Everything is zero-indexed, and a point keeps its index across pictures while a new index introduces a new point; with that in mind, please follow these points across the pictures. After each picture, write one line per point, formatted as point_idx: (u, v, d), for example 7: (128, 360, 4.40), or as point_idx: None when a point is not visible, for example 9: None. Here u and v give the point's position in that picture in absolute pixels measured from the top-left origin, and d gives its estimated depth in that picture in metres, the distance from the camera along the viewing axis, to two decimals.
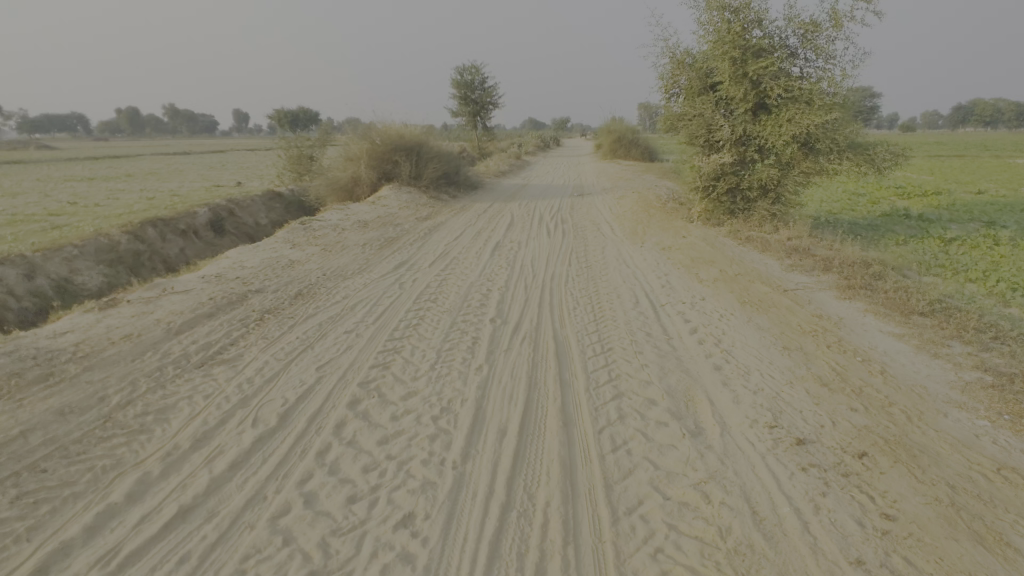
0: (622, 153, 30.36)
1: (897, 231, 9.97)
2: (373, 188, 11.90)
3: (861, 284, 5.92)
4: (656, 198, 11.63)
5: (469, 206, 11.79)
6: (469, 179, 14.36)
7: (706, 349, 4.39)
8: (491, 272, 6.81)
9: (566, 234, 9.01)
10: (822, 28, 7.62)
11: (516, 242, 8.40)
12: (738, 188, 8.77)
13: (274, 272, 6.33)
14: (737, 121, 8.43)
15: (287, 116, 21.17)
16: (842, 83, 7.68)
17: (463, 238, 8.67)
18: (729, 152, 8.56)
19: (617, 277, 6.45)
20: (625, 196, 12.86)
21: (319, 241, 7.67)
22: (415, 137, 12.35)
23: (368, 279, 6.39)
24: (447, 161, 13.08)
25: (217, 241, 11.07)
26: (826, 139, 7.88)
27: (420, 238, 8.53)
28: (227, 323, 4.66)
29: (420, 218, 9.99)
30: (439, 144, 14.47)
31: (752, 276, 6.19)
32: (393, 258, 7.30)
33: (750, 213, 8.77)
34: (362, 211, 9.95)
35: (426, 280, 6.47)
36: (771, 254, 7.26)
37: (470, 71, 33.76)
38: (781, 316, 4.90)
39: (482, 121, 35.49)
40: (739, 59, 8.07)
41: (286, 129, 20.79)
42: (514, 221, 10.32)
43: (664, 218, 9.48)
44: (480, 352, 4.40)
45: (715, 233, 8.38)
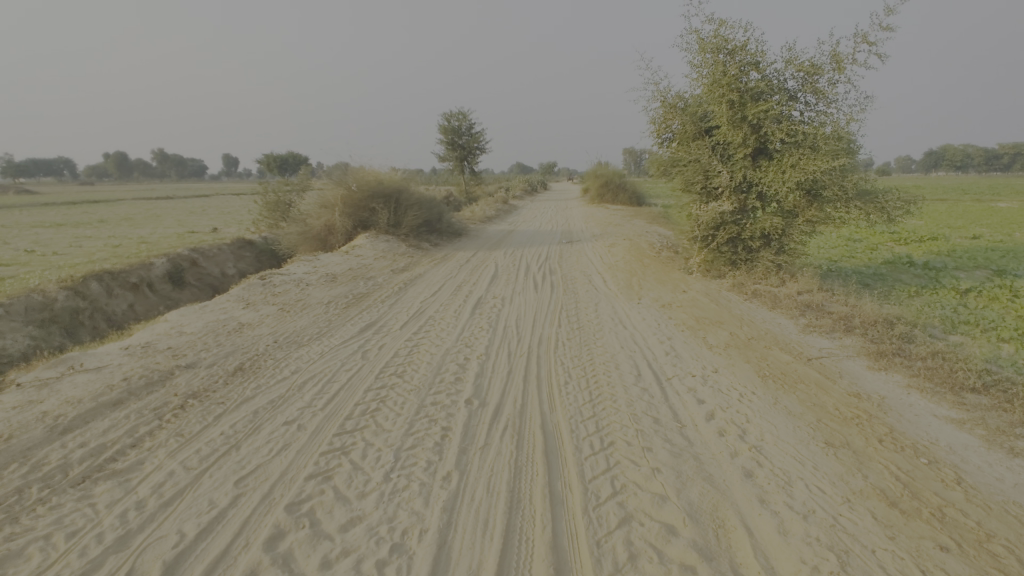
0: (610, 197, 30.23)
1: (906, 281, 9.37)
2: (348, 237, 11.18)
3: (892, 350, 5.17)
4: (650, 247, 11.00)
5: (451, 256, 11.06)
6: (452, 226, 13.72)
7: (731, 444, 3.52)
8: (470, 336, 5.97)
9: (555, 288, 8.26)
10: (822, 70, 7.20)
11: (500, 297, 7.63)
12: (740, 238, 8.15)
13: (217, 339, 5.46)
14: (736, 166, 7.90)
15: (276, 161, 20.89)
16: (847, 126, 7.19)
17: (442, 294, 7.87)
18: (729, 200, 7.98)
19: (614, 343, 5.64)
20: (617, 244, 12.24)
21: (277, 300, 6.82)
22: (394, 183, 11.73)
23: (326, 347, 5.51)
24: (428, 209, 12.45)
25: (174, 295, 10.20)
26: (833, 186, 7.33)
27: (394, 293, 7.73)
28: (132, 415, 3.74)
29: (397, 270, 9.22)
30: (421, 191, 13.89)
31: (768, 342, 5.40)
32: (359, 319, 6.46)
33: (754, 265, 8.11)
34: (333, 263, 9.17)
35: (394, 347, 5.61)
36: (783, 313, 6.52)
37: (458, 118, 33.98)
38: (812, 396, 4.10)
39: (469, 166, 35.48)
40: (736, 102, 7.60)
41: (275, 174, 20.39)
42: (498, 272, 9.59)
43: (660, 270, 8.79)
44: (449, 452, 3.49)
45: (717, 287, 7.66)
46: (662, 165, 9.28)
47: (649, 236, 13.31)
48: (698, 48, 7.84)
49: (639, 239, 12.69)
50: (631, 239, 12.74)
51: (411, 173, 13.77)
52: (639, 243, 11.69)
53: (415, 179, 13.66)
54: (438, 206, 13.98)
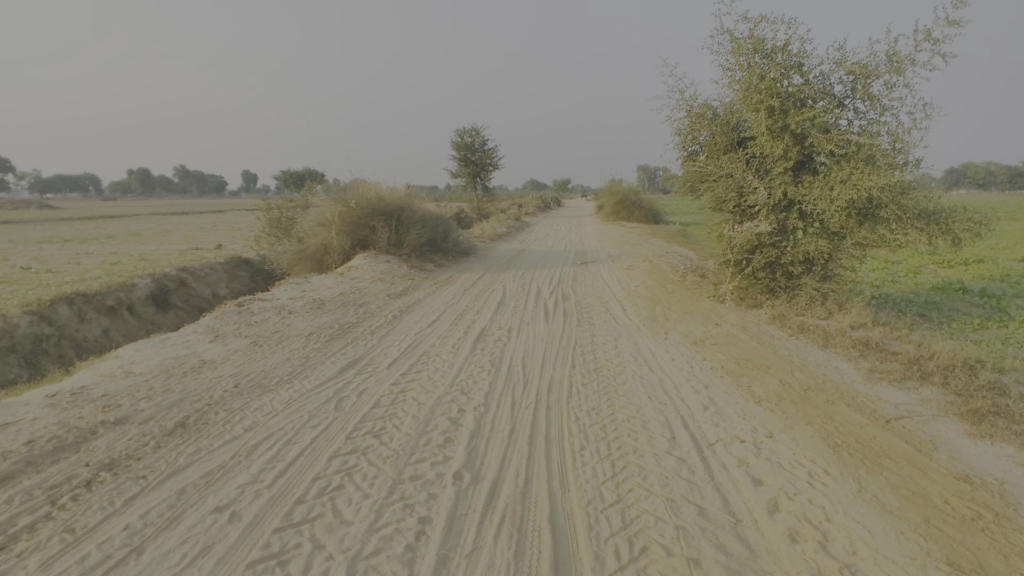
0: (626, 214, 29.33)
1: (965, 311, 8.29)
2: (346, 256, 10.40)
3: (989, 408, 4.16)
4: (673, 270, 10.03)
5: (456, 278, 10.20)
6: (458, 246, 12.89)
7: (812, 560, 2.56)
8: (468, 379, 5.06)
9: (568, 318, 7.34)
10: (877, 72, 6.28)
11: (505, 329, 6.73)
12: (779, 262, 7.19)
13: (168, 381, 4.62)
14: (775, 182, 6.97)
15: (292, 175, 20.53)
16: (907, 135, 6.24)
17: (440, 324, 6.99)
18: (767, 220, 7.04)
19: (639, 391, 4.70)
20: (636, 266, 11.28)
21: (251, 332, 5.99)
22: (396, 199, 10.95)
23: (295, 392, 4.64)
24: (432, 227, 11.66)
25: (157, 318, 9.48)
26: (890, 204, 6.37)
27: (387, 323, 6.87)
28: (15, 498, 2.87)
29: (394, 295, 8.38)
30: (427, 207, 13.11)
31: (828, 394, 4.42)
32: (341, 355, 5.60)
33: (795, 293, 7.14)
34: (324, 286, 8.36)
35: (375, 394, 4.72)
36: (838, 353, 5.52)
37: (470, 134, 33.52)
38: (907, 482, 3.13)
39: (481, 182, 34.89)
40: (777, 109, 6.69)
41: (292, 189, 19.98)
42: (505, 298, 8.71)
43: (687, 298, 7.84)
44: (423, 564, 2.58)
45: (754, 320, 6.68)
46: (688, 180, 8.37)
47: (670, 257, 12.33)
48: (733, 49, 6.96)
49: (660, 261, 11.71)
50: (651, 260, 11.76)
51: (416, 189, 13.01)
52: (661, 266, 10.73)
53: (420, 196, 12.89)
54: (444, 224, 13.16)
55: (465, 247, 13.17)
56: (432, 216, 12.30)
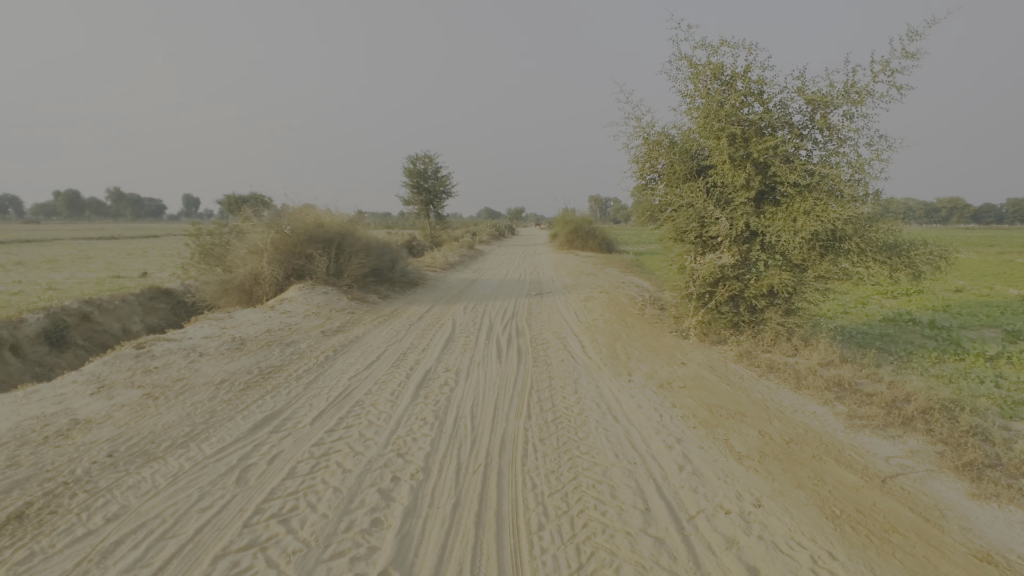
0: (580, 243, 29.36)
1: (921, 345, 8.23)
2: (278, 287, 9.46)
3: (985, 460, 3.78)
4: (632, 303, 9.63)
5: (402, 312, 9.42)
6: (405, 276, 12.12)
7: None
8: (406, 436, 4.32)
9: (523, 357, 6.71)
10: (836, 102, 6.15)
11: (453, 372, 6.02)
12: (743, 296, 6.86)
13: (19, 451, 3.64)
14: (737, 212, 6.68)
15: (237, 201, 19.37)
16: (868, 166, 6.09)
17: (380, 366, 6.19)
18: (729, 251, 6.73)
19: (605, 448, 4.10)
20: (593, 297, 10.83)
21: (148, 380, 5.03)
22: (337, 226, 10.15)
23: (188, 460, 3.75)
24: (375, 256, 10.88)
25: (50, 359, 8.21)
26: (854, 236, 6.16)
27: (318, 366, 6.03)
28: None
29: (329, 331, 7.53)
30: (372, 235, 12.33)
31: (812, 448, 3.94)
32: (256, 408, 4.73)
33: (759, 328, 6.80)
34: (250, 322, 7.42)
35: (291, 459, 3.90)
36: (812, 395, 5.11)
37: (423, 161, 33.05)
38: (927, 566, 2.62)
39: (434, 210, 34.29)
40: (737, 137, 6.45)
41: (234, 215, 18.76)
42: (455, 333, 8.02)
43: (649, 333, 7.38)
44: None
45: (720, 357, 6.24)
46: (646, 210, 8.04)
47: (627, 289, 11.99)
48: (691, 75, 6.73)
49: (617, 292, 11.32)
50: (608, 291, 11.36)
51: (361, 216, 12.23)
52: (619, 298, 10.33)
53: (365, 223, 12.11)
54: (391, 252, 12.40)
55: (414, 278, 12.41)
56: (377, 244, 11.52)
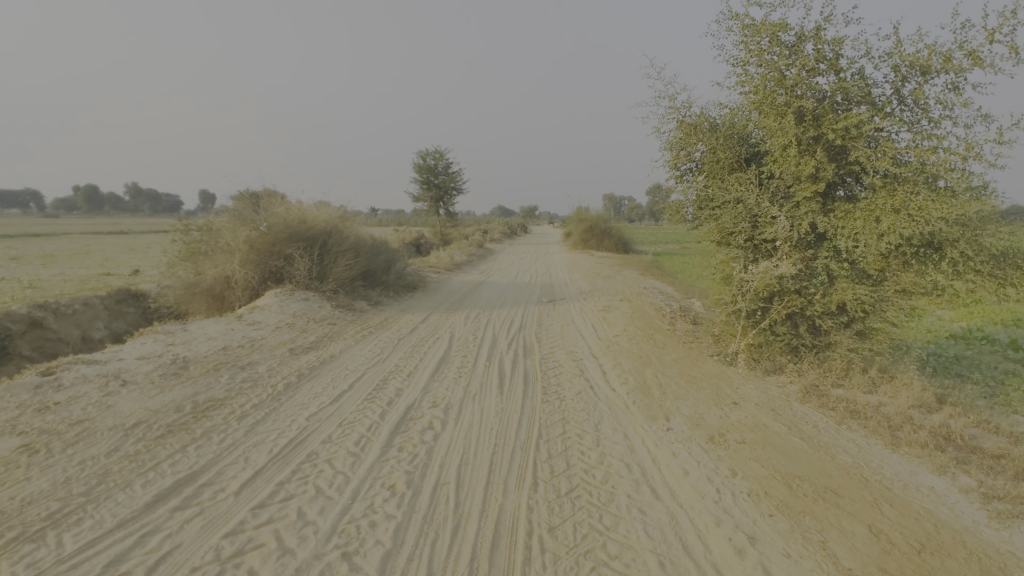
0: (595, 243, 28.13)
1: (1012, 372, 6.79)
2: (253, 292, 8.32)
3: None
4: (659, 315, 8.28)
5: (392, 323, 8.20)
6: (401, 280, 10.92)
7: None
8: (360, 521, 3.07)
9: (530, 387, 5.44)
10: (938, 68, 4.76)
11: (440, 409, 4.77)
12: (805, 314, 5.51)
13: None
14: (801, 210, 5.33)
15: None
16: (979, 152, 4.70)
17: (351, 399, 4.96)
18: (790, 259, 5.38)
19: (644, 550, 2.81)
20: (612, 306, 9.51)
21: (36, 423, 3.85)
22: (322, 222, 8.97)
23: (28, 568, 2.54)
24: (366, 257, 9.70)
25: None
26: (959, 241, 4.78)
27: (272, 399, 4.81)
28: None
29: (300, 347, 6.32)
30: (366, 233, 11.14)
31: (961, 566, 2.61)
32: (167, 467, 3.52)
33: (825, 354, 5.46)
34: (206, 336, 6.24)
35: (186, 562, 2.67)
36: (919, 458, 3.78)
37: (433, 157, 31.88)
38: None
39: (444, 207, 33.12)
40: (805, 114, 5.10)
41: None
42: (451, 351, 6.77)
43: (684, 357, 6.08)
44: None
45: (780, 394, 4.92)
46: (681, 206, 6.71)
47: (650, 297, 10.64)
48: (744, 38, 5.40)
49: (639, 300, 9.98)
50: (629, 299, 10.02)
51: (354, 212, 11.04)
52: (643, 307, 9.03)
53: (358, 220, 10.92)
54: (386, 253, 11.20)
55: (411, 281, 11.20)
56: (369, 244, 10.33)
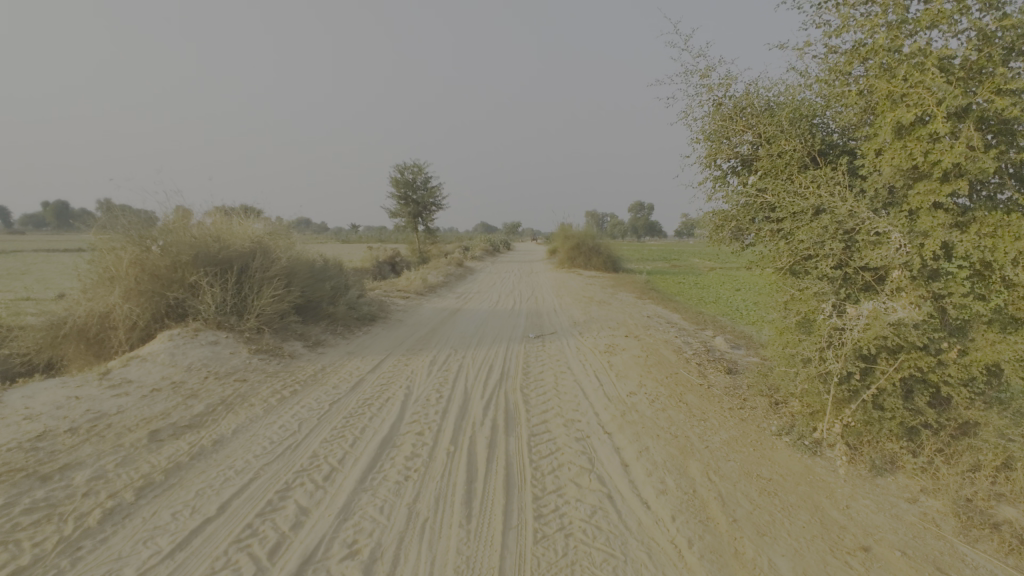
0: (583, 261, 26.53)
1: None
2: (145, 334, 6.20)
3: None
4: (682, 362, 6.36)
5: (330, 376, 6.17)
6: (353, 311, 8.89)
7: None
8: None
9: (515, 502, 3.44)
10: None
11: (361, 565, 2.75)
12: (931, 381, 3.60)
13: None
14: (929, 224, 3.44)
15: None
16: None
17: (211, 540, 2.93)
18: (912, 299, 3.48)
19: None
20: (618, 344, 7.57)
21: None
22: (243, 240, 6.96)
23: None
24: (303, 285, 7.69)
25: None
26: None
27: (63, 552, 2.73)
28: None
29: (174, 424, 4.27)
30: (312, 255, 9.13)
31: None
32: None
33: (963, 442, 3.51)
34: (26, 413, 4.13)
35: None
36: None
37: (412, 170, 30.00)
38: None
39: (423, 224, 31.16)
40: (944, 72, 3.22)
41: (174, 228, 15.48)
42: (403, 425, 4.76)
43: (739, 440, 4.12)
44: None
45: (924, 524, 2.98)
46: (729, 223, 4.86)
47: (659, 330, 8.75)
48: None
49: (649, 336, 8.07)
50: (637, 336, 8.09)
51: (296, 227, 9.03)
52: (659, 348, 7.10)
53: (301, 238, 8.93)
54: (335, 278, 9.17)
55: (367, 313, 9.16)
56: (312, 267, 8.32)
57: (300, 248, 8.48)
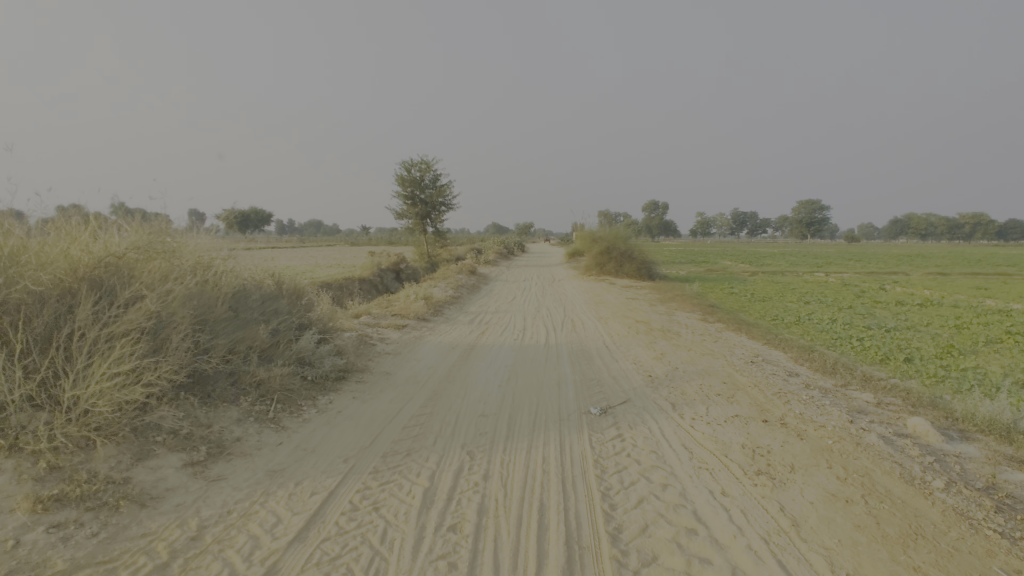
0: (613, 268, 23.19)
1: None
2: None
3: None
4: (968, 534, 2.91)
5: (200, 568, 2.81)
6: (301, 373, 5.51)
7: None
8: None
9: None
10: None
11: None
12: None
13: None
14: None
15: None
16: None
17: None
18: None
19: None
20: (768, 449, 4.11)
21: None
22: (61, 266, 3.63)
23: None
24: (194, 340, 4.34)
25: None
26: None
27: None
28: None
29: None
30: (239, 279, 5.75)
31: None
32: None
33: None
34: None
35: None
36: None
37: (418, 166, 26.78)
38: None
39: (432, 225, 27.93)
40: None
41: None
42: None
43: None
44: None
45: None
46: None
47: (808, 404, 5.22)
48: None
49: (811, 425, 4.56)
50: (787, 424, 4.59)
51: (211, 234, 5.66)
52: (869, 469, 3.63)
53: (218, 252, 5.55)
54: (275, 317, 5.77)
55: (324, 372, 5.77)
56: (223, 303, 4.93)
57: (210, 270, 5.11)
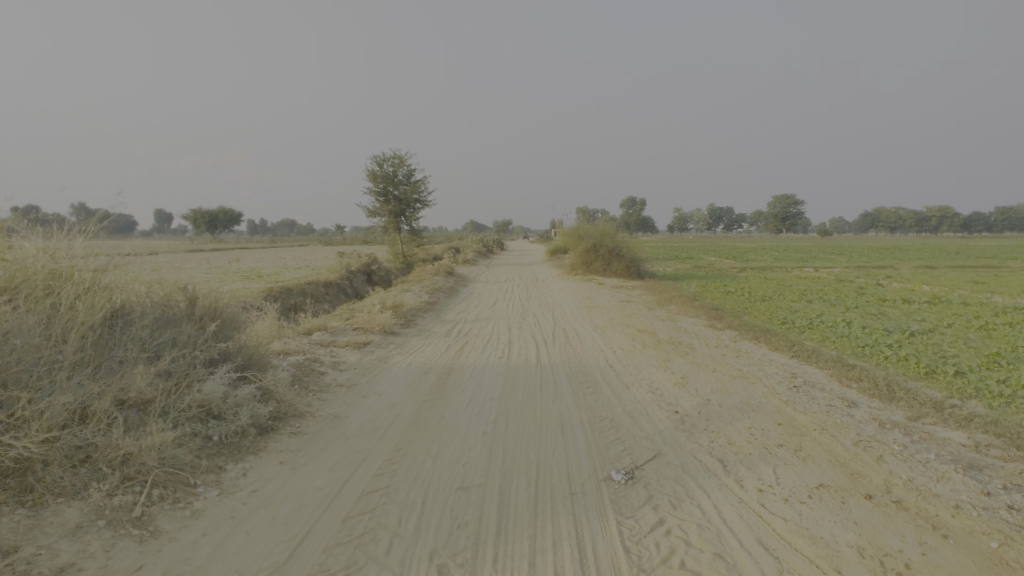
0: (600, 266, 21.82)
1: None
2: None
3: None
4: None
5: None
6: (199, 434, 3.87)
7: None
8: None
9: None
10: None
11: None
12: None
13: None
14: None
15: None
16: None
17: None
18: None
19: None
20: (906, 562, 2.66)
21: None
22: None
23: None
24: None
25: None
26: None
27: None
28: None
29: None
30: (108, 301, 4.11)
31: None
32: None
33: None
34: None
35: None
36: None
37: (391, 161, 25.07)
38: None
39: (406, 223, 26.22)
40: None
41: None
42: None
43: None
44: None
45: None
46: None
47: (912, 464, 3.78)
48: None
49: (945, 507, 3.11)
50: (908, 506, 3.14)
51: (58, 242, 4.01)
52: None
53: (58, 269, 3.89)
54: (167, 352, 4.13)
55: (238, 428, 4.12)
56: (42, 351, 3.31)
57: (11, 303, 3.51)
